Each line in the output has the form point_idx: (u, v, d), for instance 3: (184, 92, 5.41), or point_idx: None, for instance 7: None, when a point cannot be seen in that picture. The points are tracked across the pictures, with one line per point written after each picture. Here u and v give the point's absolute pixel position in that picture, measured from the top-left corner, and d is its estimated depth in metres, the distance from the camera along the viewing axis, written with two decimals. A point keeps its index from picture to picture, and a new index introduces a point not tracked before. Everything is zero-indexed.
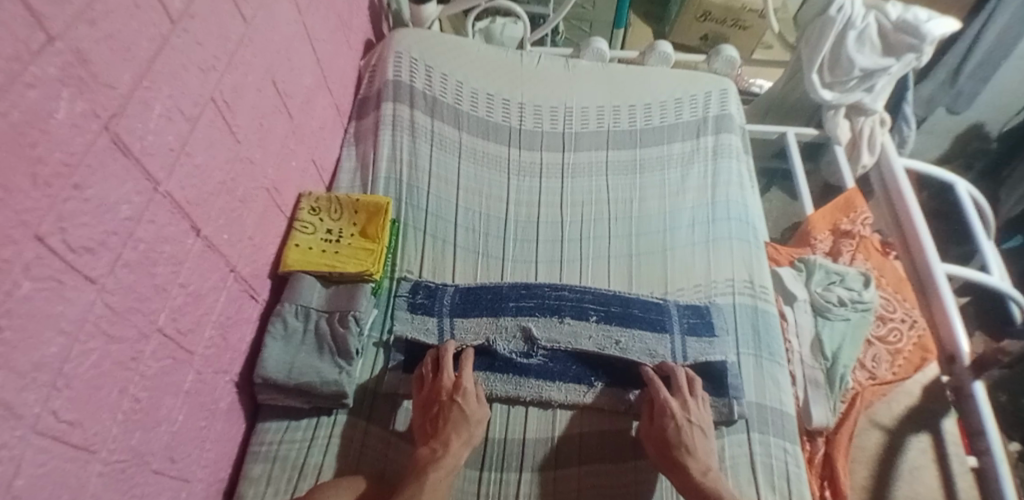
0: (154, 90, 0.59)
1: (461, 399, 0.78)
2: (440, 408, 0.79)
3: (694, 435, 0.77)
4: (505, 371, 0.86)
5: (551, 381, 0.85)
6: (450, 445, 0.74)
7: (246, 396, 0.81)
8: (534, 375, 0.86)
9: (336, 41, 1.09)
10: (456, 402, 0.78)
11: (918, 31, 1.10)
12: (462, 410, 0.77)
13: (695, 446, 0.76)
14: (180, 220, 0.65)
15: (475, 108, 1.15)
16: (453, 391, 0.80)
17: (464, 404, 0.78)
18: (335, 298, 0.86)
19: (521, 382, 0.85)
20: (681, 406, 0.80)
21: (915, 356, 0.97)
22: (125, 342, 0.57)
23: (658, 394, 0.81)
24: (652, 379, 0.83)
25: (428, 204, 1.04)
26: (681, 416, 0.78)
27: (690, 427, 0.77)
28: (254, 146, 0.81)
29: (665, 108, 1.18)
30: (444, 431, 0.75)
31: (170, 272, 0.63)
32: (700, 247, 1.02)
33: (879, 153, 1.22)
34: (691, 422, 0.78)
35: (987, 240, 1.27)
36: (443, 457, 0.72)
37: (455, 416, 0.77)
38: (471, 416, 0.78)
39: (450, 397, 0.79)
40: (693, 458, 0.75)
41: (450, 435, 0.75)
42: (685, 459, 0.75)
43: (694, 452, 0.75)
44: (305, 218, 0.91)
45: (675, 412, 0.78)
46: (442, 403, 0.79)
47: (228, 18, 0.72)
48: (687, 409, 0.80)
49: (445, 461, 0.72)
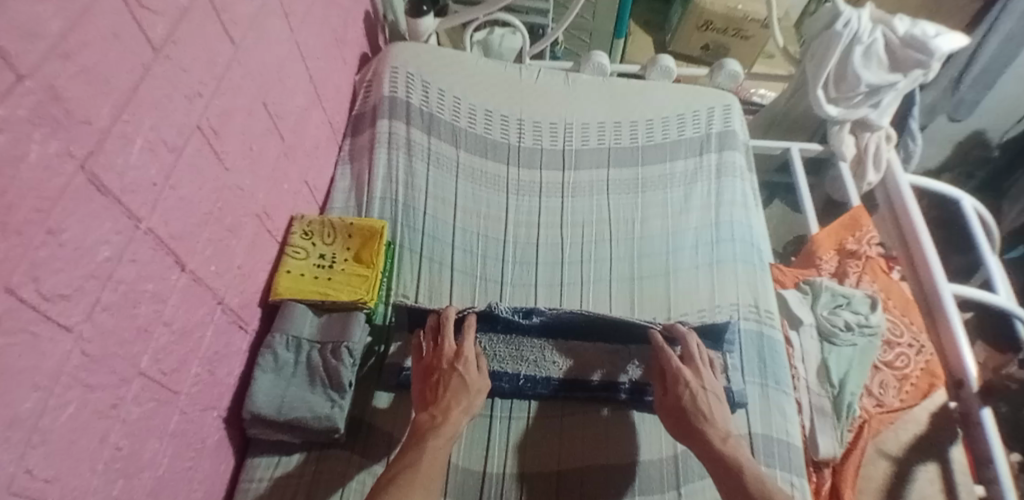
0: (135, 123, 0.56)
1: (461, 367, 0.78)
2: (439, 376, 0.78)
3: (710, 401, 0.77)
4: (507, 333, 0.89)
5: (552, 340, 0.90)
6: (450, 413, 0.74)
7: (234, 430, 0.79)
8: (535, 335, 0.90)
9: (330, 57, 1.06)
10: (456, 371, 0.78)
11: (926, 47, 1.08)
12: (462, 379, 0.77)
13: (711, 412, 0.76)
14: (164, 256, 0.62)
15: (473, 124, 1.13)
16: (454, 359, 0.79)
17: (465, 373, 0.78)
18: (328, 328, 0.84)
19: (522, 343, 0.89)
20: (694, 374, 0.81)
21: (923, 382, 0.95)
22: (104, 390, 0.55)
23: (670, 365, 0.81)
24: (662, 353, 0.83)
25: (424, 225, 1.01)
26: (695, 384, 0.79)
27: (705, 393, 0.78)
28: (244, 172, 0.78)
29: (667, 124, 1.15)
30: (444, 399, 0.75)
31: (152, 311, 0.61)
32: (703, 270, 0.99)
33: (884, 170, 1.19)
34: (704, 388, 0.79)
35: (993, 256, 1.24)
36: (443, 424, 0.72)
37: (455, 384, 0.77)
38: (471, 385, 0.77)
39: (451, 366, 0.79)
40: (711, 425, 0.75)
41: (450, 403, 0.75)
42: (702, 426, 0.75)
43: (711, 418, 0.75)
44: (297, 243, 0.88)
45: (689, 381, 0.79)
46: (442, 371, 0.79)
47: (214, 40, 0.69)
48: (700, 377, 0.80)
49: (445, 428, 0.72)
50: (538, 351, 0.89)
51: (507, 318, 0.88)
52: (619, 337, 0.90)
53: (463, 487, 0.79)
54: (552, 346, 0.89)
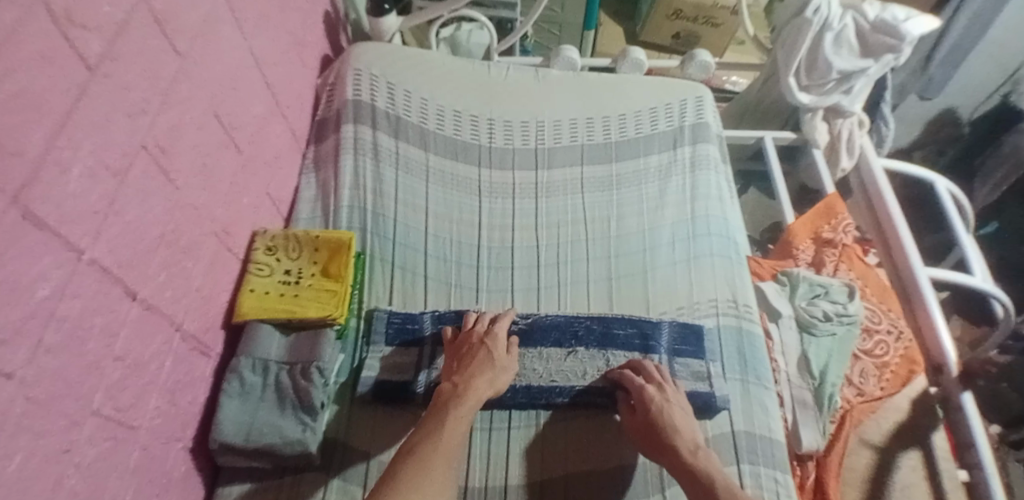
0: (73, 148, 0.52)
1: (490, 341, 0.81)
2: (468, 348, 0.81)
3: (676, 414, 0.78)
4: None
5: (533, 347, 0.88)
6: (472, 381, 0.76)
7: (203, 461, 0.76)
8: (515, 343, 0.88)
9: (288, 62, 1.02)
10: (485, 344, 0.81)
11: (897, 32, 1.07)
12: (490, 353, 0.80)
13: (678, 424, 0.76)
14: (112, 286, 0.58)
15: (442, 126, 1.10)
16: (484, 335, 0.83)
17: (492, 348, 0.81)
18: (296, 348, 0.81)
19: None
20: (658, 390, 0.81)
21: (902, 369, 0.95)
22: (54, 434, 0.51)
23: (633, 384, 0.81)
24: (626, 375, 0.83)
25: (395, 233, 0.98)
26: (659, 398, 0.79)
27: (669, 406, 0.78)
28: (199, 190, 0.74)
29: (639, 118, 1.13)
30: (468, 369, 0.78)
31: (103, 346, 0.57)
32: (681, 266, 0.98)
33: (857, 156, 1.21)
34: (668, 402, 0.79)
35: (967, 235, 1.25)
36: (465, 391, 0.74)
37: (480, 356, 0.79)
38: (497, 359, 0.80)
39: (480, 341, 0.82)
40: (680, 438, 0.75)
41: (473, 372, 0.77)
42: (672, 439, 0.75)
43: (680, 430, 0.76)
44: (260, 260, 0.85)
45: (653, 396, 0.79)
46: (471, 344, 0.81)
47: (158, 53, 0.65)
48: (664, 391, 0.80)
49: (468, 395, 0.74)
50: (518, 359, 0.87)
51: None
52: (595, 340, 0.89)
53: None
54: (533, 353, 0.88)
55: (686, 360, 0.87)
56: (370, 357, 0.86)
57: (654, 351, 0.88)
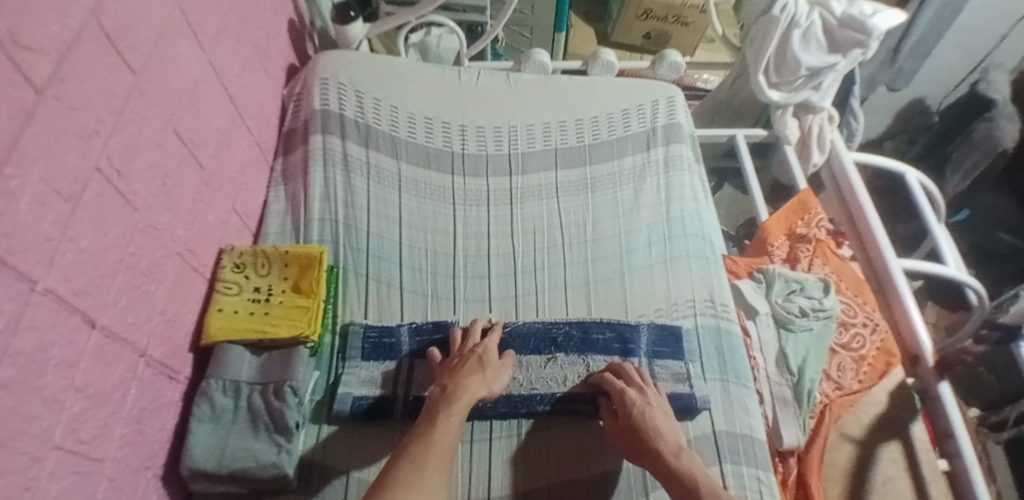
0: (20, 175, 0.50)
1: (483, 351, 0.81)
2: (459, 357, 0.81)
3: (657, 416, 0.77)
4: None
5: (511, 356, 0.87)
6: (463, 387, 0.76)
7: (176, 488, 0.74)
8: None
9: (250, 73, 0.99)
10: (476, 353, 0.81)
11: (865, 26, 1.09)
12: (483, 360, 0.80)
13: (660, 427, 0.76)
14: (69, 315, 0.56)
15: (414, 134, 1.08)
16: (475, 345, 0.83)
17: (484, 355, 0.81)
18: (268, 367, 0.79)
19: None
20: (639, 393, 0.80)
21: (879, 361, 0.97)
22: (14, 472, 0.49)
23: (614, 388, 0.81)
24: (607, 378, 0.83)
25: (369, 245, 0.96)
26: (640, 401, 0.78)
27: (651, 409, 0.78)
28: (159, 210, 0.72)
29: (612, 121, 1.13)
30: (459, 374, 0.78)
31: (62, 378, 0.55)
32: (658, 268, 0.98)
33: (828, 151, 1.23)
34: (649, 405, 0.78)
35: (939, 226, 1.27)
36: (456, 396, 0.74)
37: (472, 362, 0.79)
38: (489, 368, 0.80)
39: (472, 349, 0.82)
40: (662, 441, 0.75)
41: (463, 377, 0.77)
42: (654, 443, 0.74)
43: (661, 433, 0.75)
44: (228, 278, 0.82)
45: (634, 399, 0.78)
46: (462, 352, 0.82)
47: (110, 71, 0.63)
48: (645, 394, 0.80)
49: (459, 400, 0.74)
50: None
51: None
52: (574, 345, 0.88)
53: None
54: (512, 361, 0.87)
55: (666, 362, 0.87)
56: (347, 373, 0.84)
57: (633, 354, 0.87)
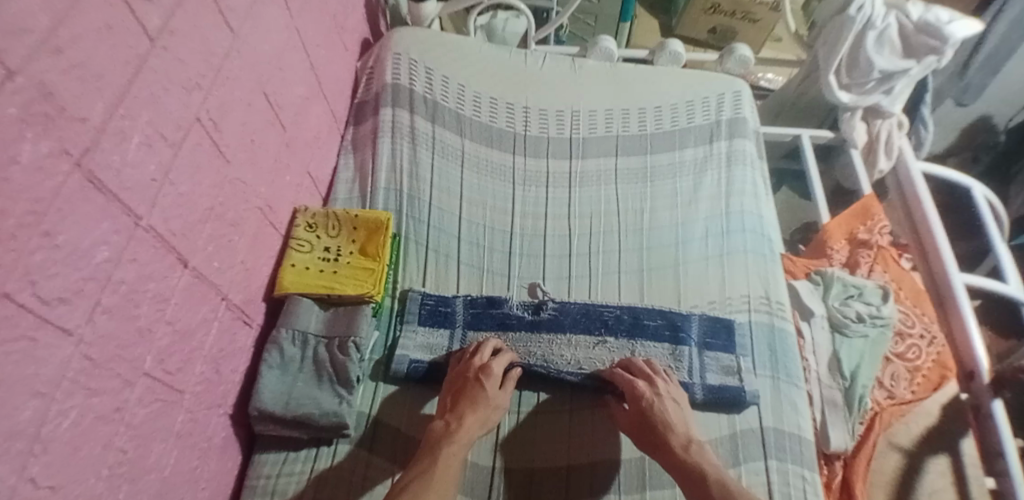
0: (131, 118, 0.54)
1: (484, 378, 0.79)
2: (463, 384, 0.80)
3: (669, 409, 0.78)
4: (517, 329, 0.89)
5: (562, 334, 0.88)
6: (462, 421, 0.75)
7: (241, 429, 0.78)
8: (545, 329, 0.89)
9: (329, 44, 1.03)
10: (479, 383, 0.78)
11: (941, 33, 1.05)
12: (484, 392, 0.78)
13: (671, 420, 0.76)
14: (165, 254, 0.60)
15: (478, 113, 1.10)
16: (479, 371, 0.80)
17: (486, 387, 0.78)
18: (334, 322, 0.83)
19: (531, 338, 0.88)
20: (649, 385, 0.80)
21: (934, 374, 0.94)
22: (107, 393, 0.53)
23: (624, 381, 0.81)
24: (616, 372, 0.83)
25: (430, 216, 0.99)
26: (650, 393, 0.79)
27: (661, 401, 0.78)
28: (245, 166, 0.76)
29: (676, 111, 1.13)
30: (461, 408, 0.77)
31: (155, 311, 0.59)
32: (713, 261, 0.98)
33: (896, 157, 1.18)
34: (660, 396, 0.79)
35: (1003, 245, 1.22)
36: (455, 432, 0.73)
37: (473, 394, 0.77)
38: (491, 400, 0.77)
39: (475, 376, 0.79)
40: (673, 433, 0.75)
41: (465, 412, 0.76)
42: (664, 435, 0.75)
43: (673, 426, 0.76)
44: (300, 236, 0.86)
45: (644, 391, 0.79)
46: (466, 380, 0.79)
47: (212, 29, 0.67)
48: (654, 385, 0.80)
49: (457, 436, 0.73)
50: (547, 345, 0.87)
51: (518, 314, 0.90)
52: (625, 329, 0.89)
53: (472, 485, 0.77)
54: (562, 339, 0.88)
55: (716, 354, 0.88)
56: (404, 336, 0.88)
57: (683, 343, 0.88)
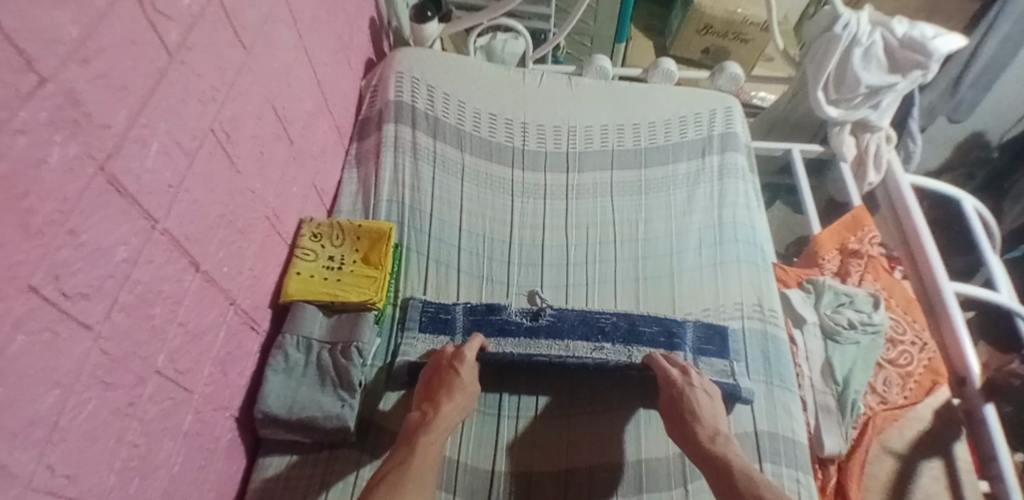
0: (151, 126, 0.58)
1: (458, 364, 0.82)
2: (437, 373, 0.82)
3: (700, 397, 0.80)
4: (517, 335, 0.90)
5: (560, 339, 0.90)
6: (440, 408, 0.77)
7: (246, 432, 0.79)
8: (544, 335, 0.90)
9: (335, 62, 1.08)
10: (454, 369, 0.81)
11: (925, 48, 1.09)
12: (459, 377, 0.80)
13: (698, 411, 0.78)
14: (180, 257, 0.63)
15: (478, 128, 1.14)
16: (453, 359, 0.83)
17: (459, 373, 0.81)
18: (338, 328, 0.85)
19: (531, 343, 0.89)
20: (682, 374, 0.83)
21: (925, 379, 0.97)
22: (122, 388, 0.55)
23: (659, 368, 0.84)
24: (653, 357, 0.85)
25: (431, 227, 1.02)
26: (683, 382, 0.81)
27: (693, 391, 0.80)
28: (255, 176, 0.80)
29: (669, 126, 1.17)
30: (437, 395, 0.79)
31: (168, 311, 0.61)
32: (707, 269, 1.00)
33: (885, 171, 1.21)
34: (691, 386, 0.81)
35: (994, 256, 1.24)
36: (433, 419, 0.75)
37: (448, 380, 0.80)
38: (464, 384, 0.80)
39: (449, 364, 0.82)
40: (699, 423, 0.77)
41: (441, 399, 0.78)
42: (690, 425, 0.77)
43: (699, 417, 0.78)
44: (306, 246, 0.89)
45: (677, 379, 0.81)
46: (441, 368, 0.82)
47: (226, 46, 0.71)
48: (688, 375, 0.83)
49: (435, 423, 0.75)
50: (546, 348, 0.88)
51: (517, 320, 0.92)
52: (621, 336, 0.90)
53: (472, 486, 0.79)
54: (559, 344, 0.89)
55: (710, 359, 0.89)
56: (405, 343, 0.89)
57: (679, 348, 0.89)
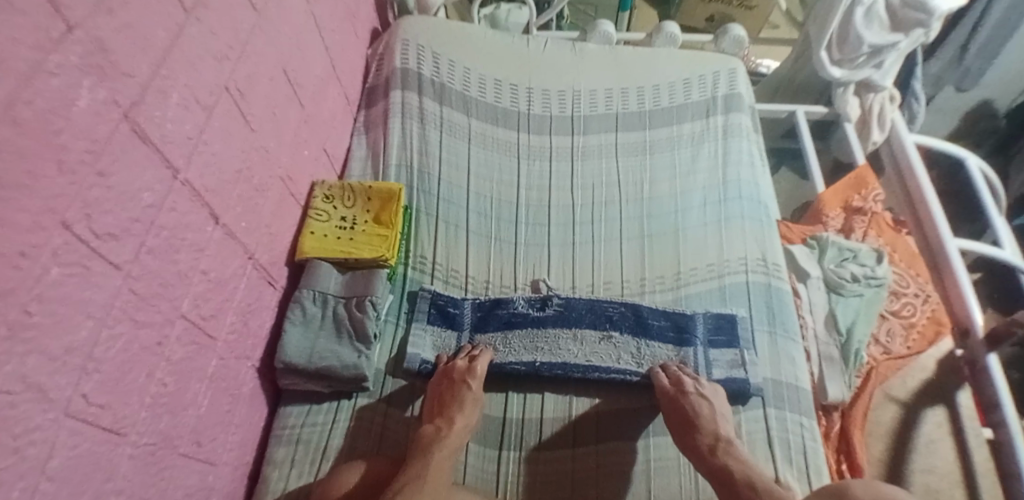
0: (171, 79, 0.60)
1: (470, 378, 0.81)
2: (448, 386, 0.81)
3: (699, 404, 0.78)
4: (523, 327, 0.90)
5: (568, 329, 0.90)
6: (453, 425, 0.76)
7: (267, 382, 0.82)
8: (551, 325, 0.90)
9: (342, 30, 1.09)
10: (467, 383, 0.81)
11: (925, 6, 1.08)
12: (471, 392, 0.80)
13: (698, 419, 0.77)
14: (200, 208, 0.65)
15: (484, 93, 1.16)
16: (465, 373, 0.82)
17: (473, 387, 0.80)
18: (352, 284, 0.88)
19: (538, 334, 0.89)
20: (675, 383, 0.82)
21: (928, 330, 0.97)
22: (151, 327, 0.58)
23: (657, 384, 0.83)
24: (656, 373, 0.84)
25: (439, 189, 1.04)
26: (676, 391, 0.80)
27: (689, 398, 0.79)
28: (269, 135, 0.82)
29: (673, 89, 1.17)
30: (450, 410, 0.78)
31: (192, 259, 0.64)
32: (711, 225, 1.02)
33: (890, 129, 1.21)
34: (686, 394, 0.80)
35: (999, 218, 1.22)
36: (447, 436, 0.74)
37: (460, 395, 0.79)
38: (476, 398, 0.80)
39: (461, 377, 0.81)
40: (700, 432, 0.76)
41: (454, 415, 0.77)
42: (692, 435, 0.76)
43: (699, 426, 0.77)
44: (319, 206, 0.92)
45: (670, 391, 0.81)
46: (451, 381, 0.81)
47: (238, 8, 0.73)
48: (681, 384, 0.81)
49: (449, 440, 0.73)
50: (553, 339, 0.89)
51: (524, 312, 0.92)
52: (626, 326, 0.90)
53: (485, 433, 0.82)
54: (569, 334, 0.89)
55: (721, 350, 0.88)
56: (414, 334, 0.89)
57: (689, 344, 0.89)
